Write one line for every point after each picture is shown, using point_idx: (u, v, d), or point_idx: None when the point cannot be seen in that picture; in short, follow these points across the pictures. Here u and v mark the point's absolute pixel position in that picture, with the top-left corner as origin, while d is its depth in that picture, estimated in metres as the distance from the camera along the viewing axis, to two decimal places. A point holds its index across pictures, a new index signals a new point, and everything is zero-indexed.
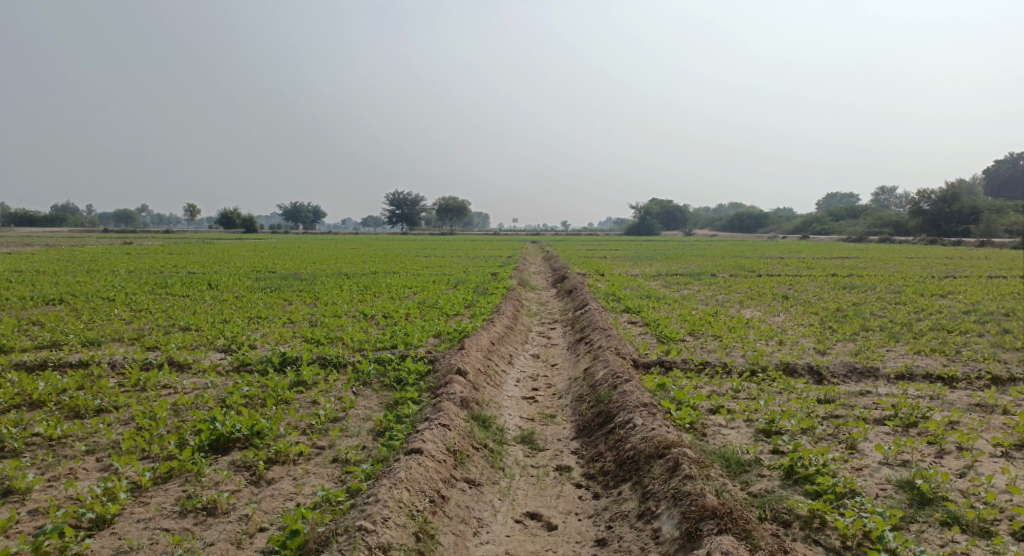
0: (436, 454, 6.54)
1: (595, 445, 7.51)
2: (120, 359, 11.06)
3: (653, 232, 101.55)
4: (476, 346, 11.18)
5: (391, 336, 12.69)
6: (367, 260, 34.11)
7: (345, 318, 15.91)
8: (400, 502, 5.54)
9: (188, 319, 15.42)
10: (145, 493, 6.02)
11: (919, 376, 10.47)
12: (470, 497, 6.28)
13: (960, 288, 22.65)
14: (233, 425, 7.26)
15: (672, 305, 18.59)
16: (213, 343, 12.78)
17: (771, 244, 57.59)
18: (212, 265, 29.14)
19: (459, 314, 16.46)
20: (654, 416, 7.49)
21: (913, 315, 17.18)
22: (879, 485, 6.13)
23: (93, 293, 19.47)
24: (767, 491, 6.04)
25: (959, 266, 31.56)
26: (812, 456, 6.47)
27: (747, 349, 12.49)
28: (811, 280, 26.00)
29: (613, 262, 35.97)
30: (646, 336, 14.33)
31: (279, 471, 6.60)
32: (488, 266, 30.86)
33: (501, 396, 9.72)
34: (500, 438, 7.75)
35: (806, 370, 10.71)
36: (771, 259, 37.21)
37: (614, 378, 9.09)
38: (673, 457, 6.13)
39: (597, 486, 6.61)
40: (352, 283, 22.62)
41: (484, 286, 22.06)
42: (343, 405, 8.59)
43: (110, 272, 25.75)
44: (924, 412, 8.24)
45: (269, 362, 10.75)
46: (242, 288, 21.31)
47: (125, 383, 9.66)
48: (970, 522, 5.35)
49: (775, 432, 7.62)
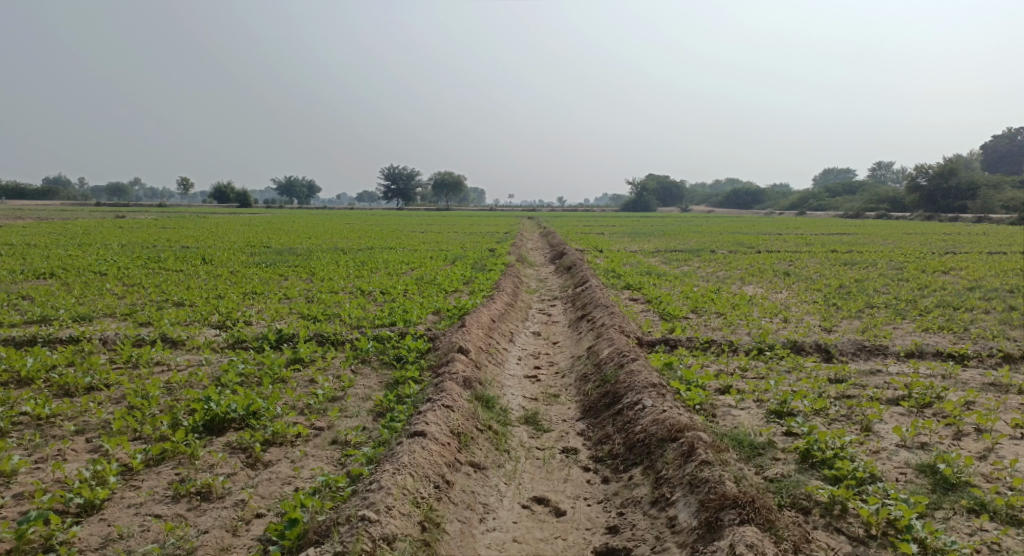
0: (440, 437, 6.30)
1: (602, 427, 7.29)
2: (111, 335, 10.77)
3: (649, 207, 100.90)
4: (477, 322, 10.93)
5: (390, 312, 12.41)
6: (363, 235, 33.72)
7: (342, 294, 15.59)
8: (404, 489, 5.32)
9: (182, 294, 15.11)
10: (136, 477, 5.74)
11: (930, 355, 10.26)
12: (475, 482, 6.06)
13: (962, 264, 22.40)
14: (227, 406, 6.98)
15: (673, 282, 18.34)
16: (208, 319, 12.49)
17: (769, 221, 57.33)
18: (206, 240, 28.68)
19: (458, 291, 16.18)
20: (664, 397, 7.26)
21: (916, 292, 16.96)
22: (899, 469, 5.95)
23: (85, 267, 19.11)
24: (783, 475, 5.83)
25: (957, 242, 31.44)
26: (829, 439, 6.25)
27: (753, 327, 12.24)
28: (811, 256, 25.77)
29: (611, 238, 35.69)
30: (649, 314, 14.09)
31: (276, 453, 6.35)
32: (485, 241, 30.57)
33: (504, 375, 9.49)
34: (504, 419, 7.52)
35: (813, 348, 10.48)
36: (768, 235, 36.88)
37: (620, 357, 8.84)
38: (687, 441, 5.89)
39: (607, 469, 6.40)
40: (349, 259, 22.25)
41: (481, 262, 21.69)
42: (341, 384, 8.35)
43: (101, 246, 25.28)
44: (938, 392, 8.02)
45: (265, 339, 10.48)
46: (236, 263, 20.97)
47: (116, 360, 9.39)
48: (998, 509, 5.20)
49: (787, 414, 7.41)
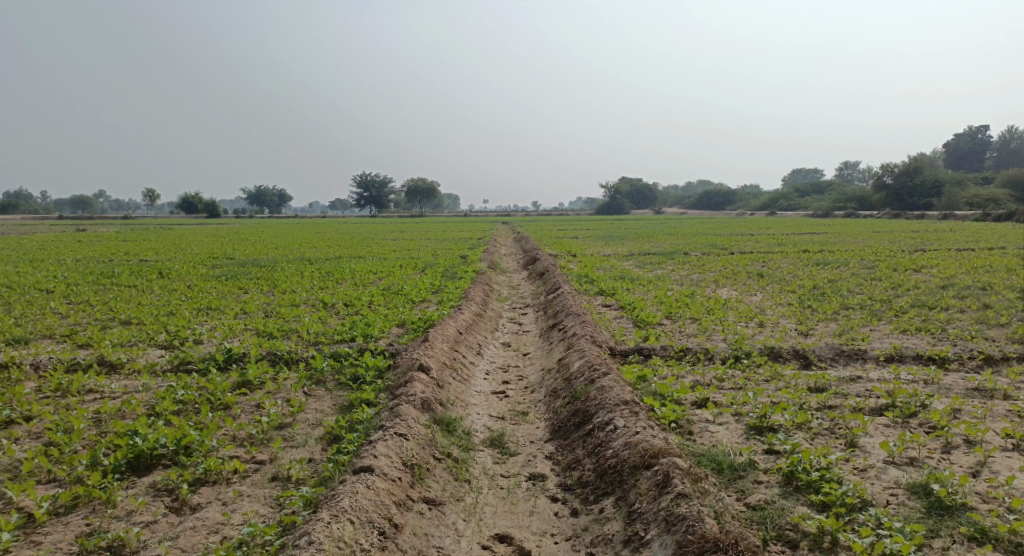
0: (390, 472, 5.74)
1: (572, 450, 6.74)
2: (44, 359, 9.91)
3: (622, 210, 101.11)
4: (441, 335, 10.31)
5: (351, 327, 11.70)
6: (332, 244, 32.94)
7: (303, 308, 14.84)
8: (340, 541, 4.76)
9: (131, 312, 14.21)
10: (38, 530, 5.13)
11: (910, 359, 9.91)
12: (429, 521, 5.49)
13: (933, 262, 22.36)
14: (156, 439, 6.29)
15: (646, 286, 17.92)
16: (154, 339, 11.65)
17: (740, 221, 57.60)
18: (167, 253, 27.51)
19: (426, 301, 15.52)
20: (637, 416, 6.71)
21: (890, 292, 16.75)
22: (889, 490, 5.49)
23: (31, 285, 18.01)
24: (767, 502, 5.33)
25: (925, 239, 31.78)
26: (814, 459, 5.78)
27: (728, 333, 11.83)
28: (783, 256, 25.61)
29: (585, 242, 35.42)
30: (622, 321, 13.61)
31: (206, 494, 5.73)
32: (458, 248, 30.00)
33: (469, 393, 8.90)
34: (466, 443, 6.94)
35: (791, 355, 10.07)
36: (741, 236, 36.84)
37: (591, 371, 8.29)
38: (661, 469, 5.36)
39: (576, 500, 5.85)
40: (314, 270, 21.41)
41: (452, 270, 21.06)
42: (290, 409, 7.67)
43: (54, 261, 24.07)
44: (923, 401, 7.64)
45: (212, 360, 9.71)
46: (195, 276, 20.02)
47: (44, 388, 8.58)
48: (999, 537, 4.76)
49: (768, 429, 6.92)
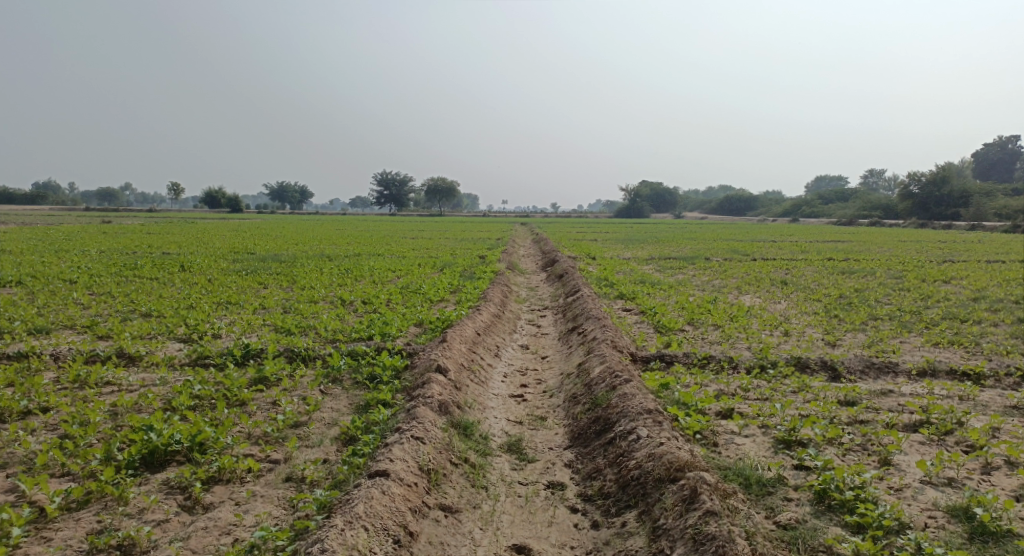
0: (406, 477, 5.59)
1: (592, 459, 6.55)
2: (64, 350, 9.91)
3: (642, 213, 100.45)
4: (460, 336, 10.15)
5: (368, 325, 11.59)
6: (351, 241, 33.04)
7: (322, 304, 14.79)
8: (354, 549, 4.63)
9: (151, 304, 14.25)
10: (50, 526, 5.05)
11: (943, 373, 9.56)
12: (445, 529, 5.34)
13: (962, 274, 21.80)
14: (171, 436, 6.20)
15: (667, 291, 17.67)
16: (173, 332, 11.64)
17: (762, 227, 56.79)
18: (190, 246, 27.74)
19: (444, 301, 15.40)
20: (661, 426, 6.49)
21: (919, 303, 16.30)
22: (927, 513, 5.23)
23: (55, 275, 18.16)
24: (799, 521, 5.10)
25: (954, 250, 31.10)
26: (847, 476, 5.53)
27: (753, 342, 11.54)
28: (807, 264, 25.13)
29: (605, 245, 35.10)
30: (643, 326, 13.37)
31: (219, 494, 5.63)
32: (477, 247, 29.93)
33: (486, 396, 8.73)
34: (483, 448, 6.77)
35: (819, 366, 9.77)
36: (763, 242, 36.33)
37: (612, 377, 8.07)
38: (688, 484, 5.16)
39: (597, 512, 5.66)
40: (333, 266, 21.39)
41: (471, 269, 20.93)
42: (306, 408, 7.55)
43: (79, 252, 24.34)
44: (960, 418, 7.32)
45: (230, 355, 9.64)
46: (216, 270, 20.09)
47: (62, 379, 8.55)
48: None
49: (797, 443, 6.65)
